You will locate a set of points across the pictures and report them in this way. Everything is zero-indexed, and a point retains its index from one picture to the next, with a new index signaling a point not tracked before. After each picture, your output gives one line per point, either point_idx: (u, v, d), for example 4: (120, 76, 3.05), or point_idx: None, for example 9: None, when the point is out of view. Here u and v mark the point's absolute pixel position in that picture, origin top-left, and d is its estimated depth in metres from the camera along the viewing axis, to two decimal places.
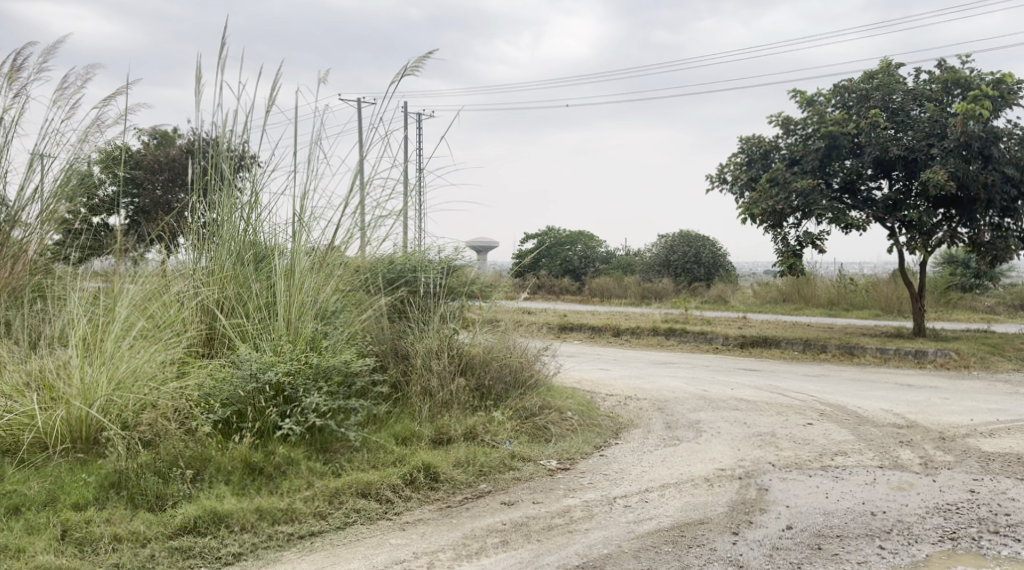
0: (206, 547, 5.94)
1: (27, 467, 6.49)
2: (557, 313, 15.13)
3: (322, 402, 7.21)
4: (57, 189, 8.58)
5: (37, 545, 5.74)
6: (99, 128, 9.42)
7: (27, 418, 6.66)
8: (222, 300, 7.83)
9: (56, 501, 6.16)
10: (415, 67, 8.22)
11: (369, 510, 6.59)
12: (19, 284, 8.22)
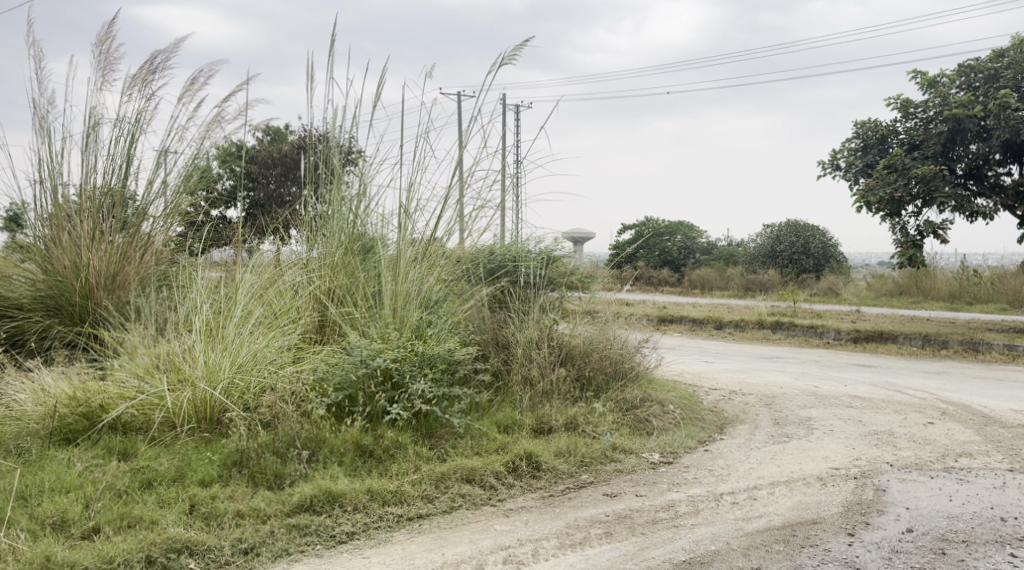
0: (322, 525, 6.04)
1: (156, 445, 6.66)
2: (656, 304, 15.00)
3: (428, 388, 7.25)
4: (179, 184, 8.99)
5: (168, 519, 5.89)
6: (218, 128, 10.06)
7: (158, 399, 6.84)
8: (332, 290, 8.02)
9: (183, 477, 6.30)
10: (513, 56, 8.22)
11: (474, 496, 6.60)
12: (147, 273, 8.54)
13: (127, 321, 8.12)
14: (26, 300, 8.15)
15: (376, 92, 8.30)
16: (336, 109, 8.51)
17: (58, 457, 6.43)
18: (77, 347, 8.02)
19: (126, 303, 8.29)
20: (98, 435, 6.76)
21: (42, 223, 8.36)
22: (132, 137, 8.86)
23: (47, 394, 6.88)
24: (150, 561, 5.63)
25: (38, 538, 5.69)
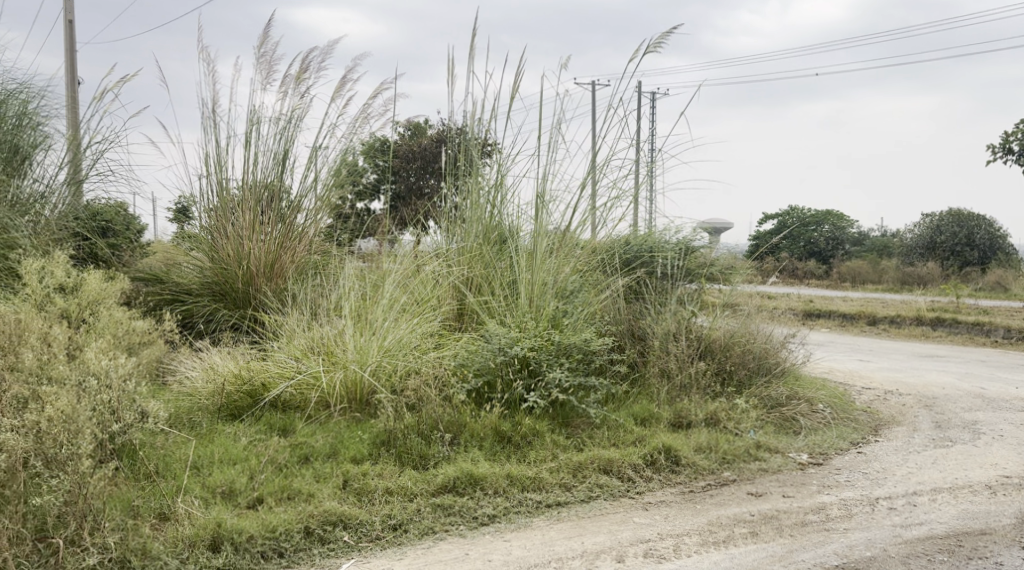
0: (465, 506, 5.96)
1: (314, 423, 6.79)
2: (804, 297, 14.52)
3: (565, 377, 7.05)
4: (331, 181, 9.52)
5: (324, 492, 5.91)
6: (365, 125, 10.32)
7: (313, 379, 7.03)
8: (470, 278, 8.01)
9: (337, 454, 6.35)
10: (658, 43, 7.93)
11: (612, 487, 6.35)
12: (303, 260, 9.17)
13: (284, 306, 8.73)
14: (194, 286, 8.85)
15: (516, 83, 8.15)
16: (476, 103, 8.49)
17: (226, 432, 6.56)
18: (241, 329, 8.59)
19: (283, 291, 8.87)
20: (261, 411, 6.96)
21: (212, 207, 9.00)
22: (289, 135, 9.56)
23: (216, 372, 7.11)
24: (307, 532, 5.63)
25: (210, 506, 5.72)
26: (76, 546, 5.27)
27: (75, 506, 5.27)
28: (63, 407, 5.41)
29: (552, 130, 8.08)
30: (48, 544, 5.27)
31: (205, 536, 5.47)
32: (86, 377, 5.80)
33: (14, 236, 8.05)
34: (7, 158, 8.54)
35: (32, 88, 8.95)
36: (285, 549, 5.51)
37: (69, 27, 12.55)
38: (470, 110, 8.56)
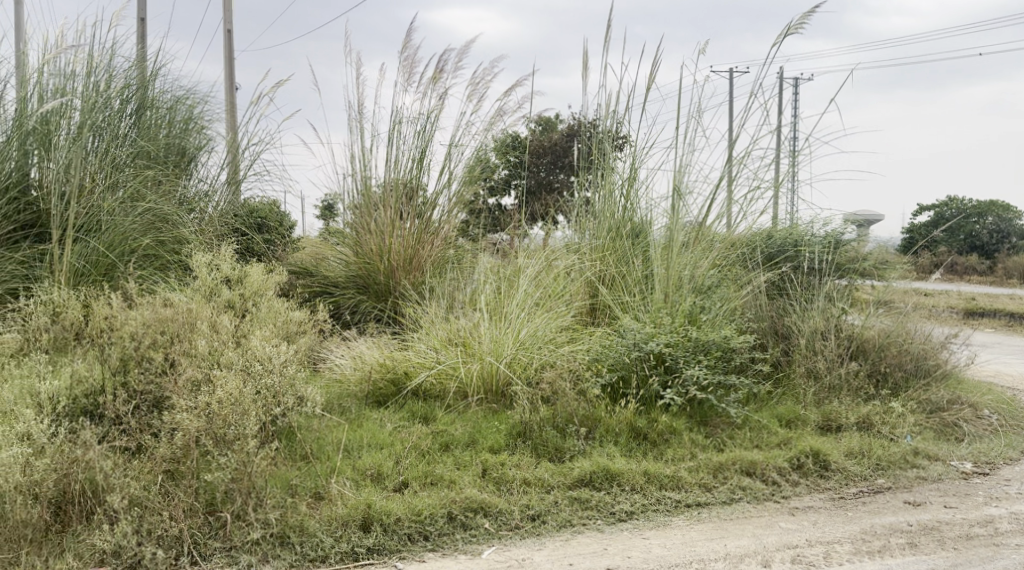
0: (603, 502, 5.77)
1: (452, 411, 6.81)
2: (967, 294, 13.72)
3: (703, 375, 6.65)
4: (465, 177, 9.69)
5: (464, 479, 5.91)
6: (498, 121, 10.26)
7: (453, 370, 7.07)
8: (604, 272, 7.81)
9: (476, 443, 6.34)
10: (800, 25, 7.54)
11: (756, 490, 6.00)
12: (439, 255, 9.43)
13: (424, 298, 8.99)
14: (341, 279, 9.25)
15: (651, 74, 7.89)
16: (610, 95, 8.25)
17: (374, 417, 6.70)
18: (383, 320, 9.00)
19: (422, 284, 9.17)
20: (403, 399, 7.04)
21: (354, 203, 9.42)
22: (428, 132, 9.69)
23: (364, 360, 7.28)
24: (451, 517, 5.62)
25: (361, 488, 5.80)
26: (241, 520, 5.37)
27: (240, 483, 5.39)
28: (232, 390, 5.56)
29: (690, 120, 7.76)
30: (218, 517, 5.37)
31: (356, 516, 5.51)
32: (252, 364, 5.96)
33: (182, 229, 8.26)
34: (176, 157, 8.95)
35: (197, 92, 9.38)
36: (430, 532, 5.52)
37: (229, 36, 13.02)
38: (602, 103, 8.35)
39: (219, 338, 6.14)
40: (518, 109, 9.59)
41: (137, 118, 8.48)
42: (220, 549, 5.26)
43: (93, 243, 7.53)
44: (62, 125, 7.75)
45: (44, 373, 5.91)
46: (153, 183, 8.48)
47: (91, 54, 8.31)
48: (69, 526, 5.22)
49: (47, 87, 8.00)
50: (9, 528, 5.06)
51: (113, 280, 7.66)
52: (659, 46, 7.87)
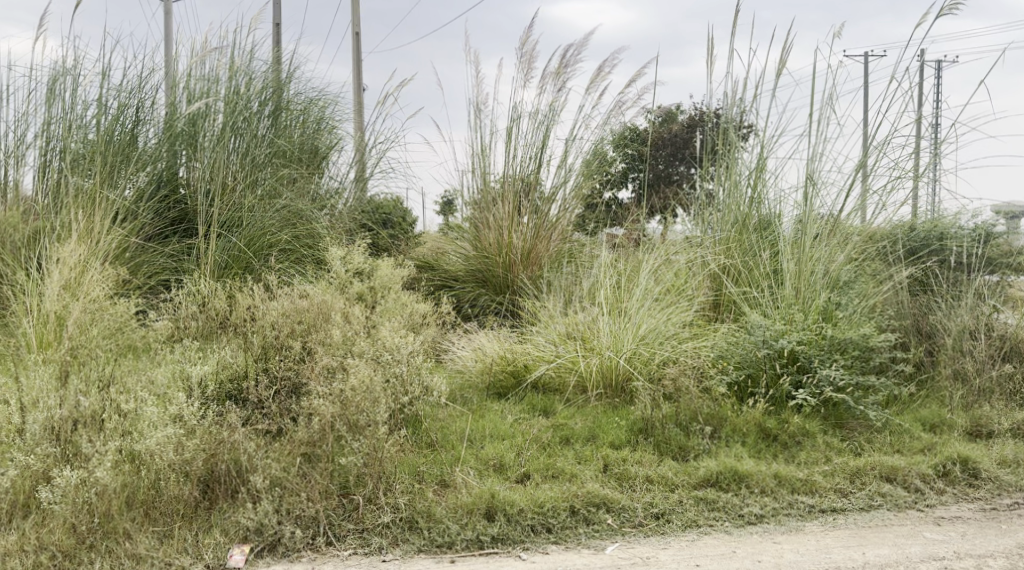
0: (730, 503, 5.69)
1: (572, 405, 6.83)
2: None
3: (839, 375, 6.46)
4: (582, 171, 9.66)
5: (586, 474, 5.91)
6: (617, 115, 10.20)
7: (571, 364, 7.08)
8: (729, 266, 7.67)
9: (595, 438, 6.34)
10: (951, 8, 7.25)
11: (897, 497, 5.79)
12: (557, 251, 9.46)
13: (541, 292, 9.03)
14: (461, 273, 9.40)
15: (782, 61, 7.73)
16: (736, 82, 8.10)
17: (495, 408, 6.78)
18: (501, 313, 9.05)
19: (539, 278, 9.25)
20: (523, 392, 7.11)
21: (474, 199, 9.56)
22: (548, 125, 9.71)
23: (485, 353, 7.40)
24: (573, 511, 5.64)
25: (484, 477, 5.87)
26: (373, 503, 5.52)
27: (372, 468, 5.58)
28: (364, 377, 5.87)
29: (823, 107, 7.52)
30: (350, 500, 5.53)
31: (481, 505, 5.58)
32: (383, 353, 6.30)
33: (314, 224, 8.78)
34: (310, 155, 9.29)
35: (329, 97, 9.86)
36: (553, 525, 5.54)
37: (358, 39, 13.42)
38: (728, 91, 8.20)
39: (351, 329, 6.54)
40: (640, 100, 9.48)
41: (274, 120, 8.96)
42: (353, 531, 5.40)
43: (235, 239, 8.20)
44: (206, 125, 8.50)
45: (195, 357, 6.30)
46: (289, 182, 8.99)
47: (234, 60, 9.00)
48: (216, 504, 5.42)
49: (195, 89, 8.76)
50: (163, 502, 5.29)
51: (252, 273, 8.26)
52: (789, 34, 7.72)
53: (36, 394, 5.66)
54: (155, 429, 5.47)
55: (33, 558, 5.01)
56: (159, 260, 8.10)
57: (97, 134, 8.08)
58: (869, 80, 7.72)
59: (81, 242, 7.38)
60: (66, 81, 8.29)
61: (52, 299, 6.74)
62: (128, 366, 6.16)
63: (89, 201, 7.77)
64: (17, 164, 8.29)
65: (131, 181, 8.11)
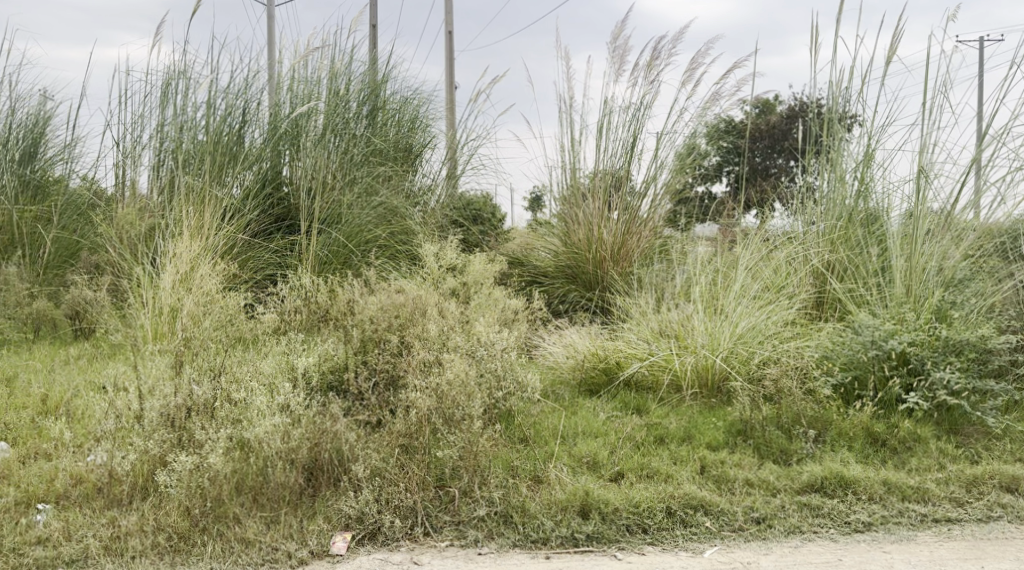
0: (836, 510, 5.52)
1: (666, 404, 6.71)
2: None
3: (955, 378, 6.22)
4: (674, 166, 9.51)
5: (682, 475, 5.79)
6: (713, 106, 10.02)
7: (666, 362, 6.93)
8: (834, 263, 7.45)
9: (692, 439, 6.20)
10: None
11: (1018, 508, 5.53)
12: (647, 246, 9.31)
13: (631, 288, 8.90)
14: (550, 269, 9.33)
15: (891, 49, 7.49)
16: (841, 71, 7.87)
17: (587, 405, 6.69)
18: (591, 310, 8.94)
19: (629, 273, 9.13)
20: (615, 390, 7.01)
21: (563, 194, 9.51)
22: (640, 117, 9.60)
23: (576, 349, 7.31)
24: (670, 512, 5.52)
25: (577, 474, 5.80)
26: (469, 496, 5.50)
27: (467, 461, 5.55)
28: (460, 372, 5.86)
29: (936, 95, 7.25)
30: (446, 492, 5.52)
31: (575, 503, 5.50)
32: (478, 348, 6.27)
33: (409, 221, 8.92)
34: (403, 154, 9.49)
35: (422, 94, 10.05)
36: (649, 525, 5.44)
37: (451, 38, 13.47)
38: (833, 80, 7.97)
39: (447, 323, 6.54)
40: (739, 90, 9.29)
41: (371, 119, 9.25)
42: (449, 523, 5.38)
43: (336, 234, 8.34)
44: (310, 124, 8.68)
45: (299, 349, 6.40)
46: (383, 179, 9.16)
47: (335, 61, 9.29)
48: (319, 491, 5.48)
49: (297, 91, 8.96)
50: (270, 489, 5.35)
51: (351, 268, 8.41)
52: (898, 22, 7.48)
53: (153, 383, 5.81)
54: (264, 418, 5.55)
55: (151, 539, 5.09)
56: (264, 256, 8.31)
57: (206, 135, 8.27)
58: (984, 67, 7.43)
59: (193, 238, 7.58)
60: (178, 84, 8.42)
61: (168, 292, 7.03)
62: (238, 356, 6.25)
63: (198, 198, 7.95)
64: (133, 164, 8.54)
65: (238, 179, 8.32)
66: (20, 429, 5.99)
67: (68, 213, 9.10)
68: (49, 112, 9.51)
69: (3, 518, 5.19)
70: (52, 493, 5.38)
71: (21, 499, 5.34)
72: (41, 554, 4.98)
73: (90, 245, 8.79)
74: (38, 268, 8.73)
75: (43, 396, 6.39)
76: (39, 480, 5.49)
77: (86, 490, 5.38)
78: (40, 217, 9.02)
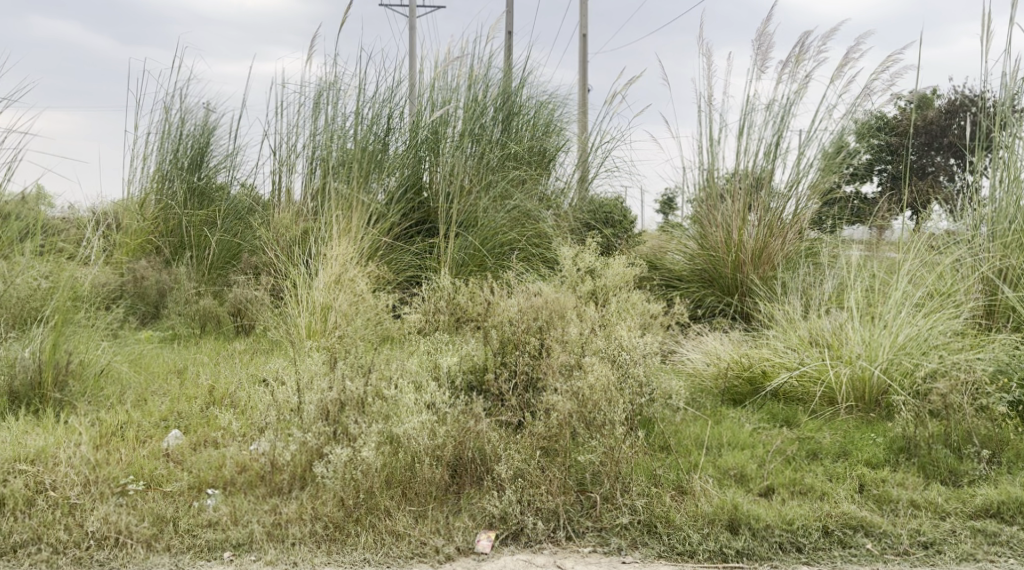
0: (1016, 538, 5.11)
1: (819, 417, 6.36)
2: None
3: None
4: (820, 164, 9.04)
5: (839, 493, 5.46)
6: (865, 102, 9.53)
7: (819, 373, 6.59)
8: (1008, 268, 7.05)
9: (849, 455, 5.85)
10: None
11: None
12: (793, 250, 8.94)
13: (775, 293, 8.54)
14: (685, 273, 9.05)
15: None
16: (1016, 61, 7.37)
17: (733, 415, 6.42)
18: (731, 316, 8.60)
19: (773, 278, 8.76)
20: (762, 400, 6.69)
21: (699, 195, 9.24)
22: (785, 116, 9.21)
23: (719, 357, 7.03)
24: (827, 532, 5.21)
25: (724, 487, 5.53)
26: (610, 503, 5.31)
27: (608, 466, 5.38)
28: (605, 378, 5.67)
29: None
30: (588, 497, 5.37)
31: (723, 517, 5.25)
32: (621, 352, 6.05)
33: (542, 224, 8.73)
34: (539, 157, 9.39)
35: (558, 99, 9.95)
36: (804, 545, 5.13)
37: (585, 41, 13.36)
38: (1007, 72, 7.48)
39: (587, 326, 6.35)
40: (893, 84, 8.77)
41: (506, 124, 9.16)
42: (592, 529, 5.21)
43: (470, 238, 8.29)
44: (448, 132, 8.76)
45: (443, 350, 6.37)
46: (519, 183, 9.07)
47: (473, 68, 9.27)
48: (463, 489, 5.40)
49: (438, 97, 9.06)
50: (417, 483, 5.30)
51: (487, 271, 8.29)
52: None
53: (310, 375, 5.91)
54: (411, 415, 5.53)
55: (309, 527, 5.08)
56: (404, 259, 8.34)
57: (354, 143, 8.45)
58: None
59: (343, 240, 7.68)
60: (329, 93, 8.55)
61: (322, 291, 7.15)
62: (386, 356, 6.31)
63: (345, 203, 8.07)
64: (289, 170, 8.91)
65: (382, 185, 8.42)
66: (190, 418, 6.10)
67: (230, 218, 9.33)
68: (214, 122, 9.83)
69: (177, 500, 5.24)
70: (220, 480, 5.43)
71: (194, 483, 5.40)
72: (213, 537, 5.00)
73: (250, 245, 8.96)
74: (204, 268, 8.93)
75: (210, 387, 6.54)
76: (209, 466, 5.54)
77: (250, 478, 5.43)
78: (207, 221, 9.28)
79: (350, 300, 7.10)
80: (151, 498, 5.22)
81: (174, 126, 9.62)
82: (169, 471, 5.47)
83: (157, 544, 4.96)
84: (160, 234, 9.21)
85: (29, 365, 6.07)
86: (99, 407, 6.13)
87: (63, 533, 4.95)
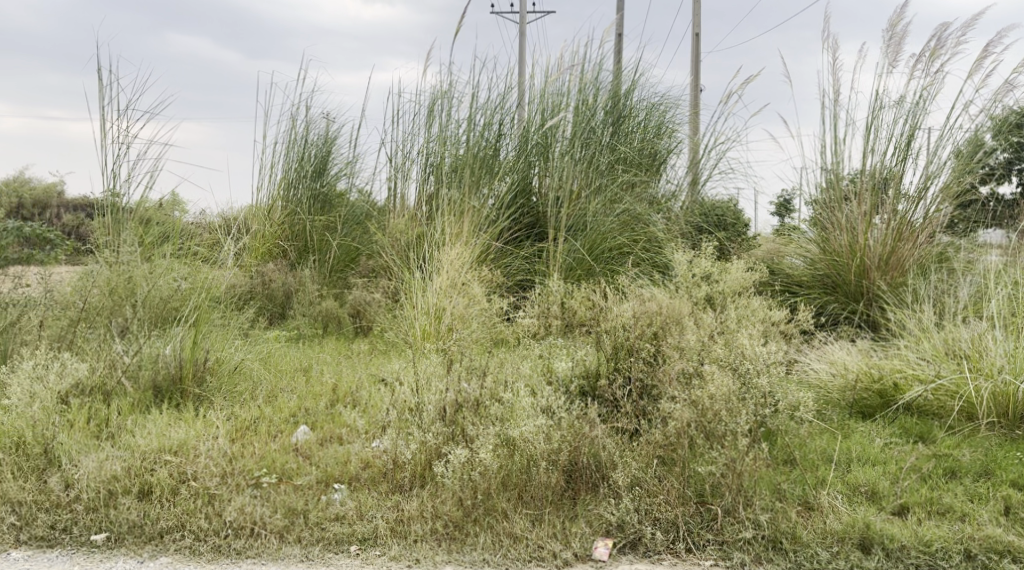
0: None
1: (956, 433, 6.01)
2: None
3: None
4: (954, 164, 8.55)
5: (983, 515, 5.14)
6: (1003, 98, 8.98)
7: (956, 386, 6.24)
8: None
9: (992, 474, 5.51)
10: None
11: None
12: (924, 255, 8.47)
13: (905, 300, 8.15)
14: (805, 278, 8.71)
15: None
16: None
17: (862, 428, 6.12)
18: (856, 323, 8.24)
19: (902, 284, 8.36)
20: (892, 415, 6.35)
21: (822, 197, 8.92)
22: (913, 117, 8.79)
23: (845, 367, 6.70)
24: (969, 555, 4.90)
25: (854, 504, 5.26)
26: (732, 516, 5.08)
27: (730, 478, 5.13)
28: (727, 388, 5.46)
29: None
30: (708, 509, 5.14)
31: (855, 535, 4.99)
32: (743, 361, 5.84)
33: (653, 229, 8.52)
34: (649, 161, 9.21)
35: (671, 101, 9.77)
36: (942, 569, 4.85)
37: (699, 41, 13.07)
38: None
39: (706, 334, 6.15)
40: None
41: (618, 126, 9.00)
42: (713, 542, 5.01)
43: (580, 245, 8.13)
44: (559, 136, 8.65)
45: (557, 354, 6.25)
46: (630, 187, 8.92)
47: (584, 73, 9.12)
48: (579, 495, 5.25)
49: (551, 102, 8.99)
50: (534, 486, 5.19)
51: (595, 277, 8.11)
52: None
53: (430, 376, 5.86)
54: (530, 418, 5.42)
55: (430, 525, 5.03)
56: (517, 262, 8.28)
57: (465, 150, 8.47)
58: None
59: (460, 242, 7.65)
60: (443, 100, 8.58)
61: (438, 292, 7.15)
62: (502, 358, 6.24)
63: (461, 206, 8.04)
64: (404, 175, 8.97)
65: (494, 190, 8.37)
66: (317, 415, 6.13)
67: (349, 222, 9.48)
68: (336, 131, 9.96)
69: (307, 493, 5.27)
70: (346, 475, 5.44)
71: (321, 478, 5.41)
72: (341, 530, 5.00)
73: (370, 248, 9.04)
74: (326, 269, 9.04)
75: (334, 385, 6.59)
76: (335, 461, 5.56)
77: (373, 474, 5.41)
78: (329, 225, 9.39)
79: (466, 303, 7.08)
80: (283, 490, 5.26)
81: (299, 134, 9.79)
82: (300, 464, 5.50)
83: (289, 536, 4.99)
84: (282, 234, 9.36)
85: (170, 361, 6.19)
86: (234, 402, 6.21)
87: (204, 522, 5.01)
